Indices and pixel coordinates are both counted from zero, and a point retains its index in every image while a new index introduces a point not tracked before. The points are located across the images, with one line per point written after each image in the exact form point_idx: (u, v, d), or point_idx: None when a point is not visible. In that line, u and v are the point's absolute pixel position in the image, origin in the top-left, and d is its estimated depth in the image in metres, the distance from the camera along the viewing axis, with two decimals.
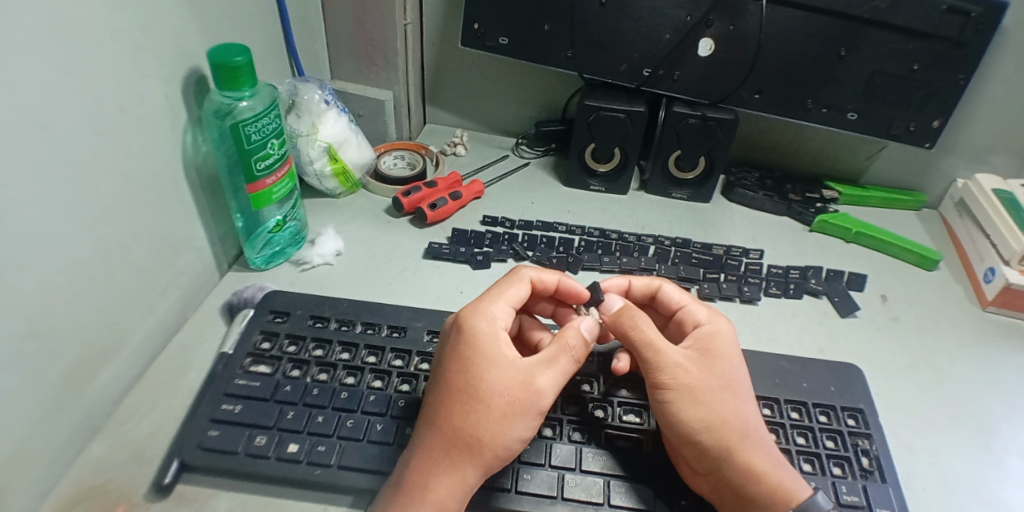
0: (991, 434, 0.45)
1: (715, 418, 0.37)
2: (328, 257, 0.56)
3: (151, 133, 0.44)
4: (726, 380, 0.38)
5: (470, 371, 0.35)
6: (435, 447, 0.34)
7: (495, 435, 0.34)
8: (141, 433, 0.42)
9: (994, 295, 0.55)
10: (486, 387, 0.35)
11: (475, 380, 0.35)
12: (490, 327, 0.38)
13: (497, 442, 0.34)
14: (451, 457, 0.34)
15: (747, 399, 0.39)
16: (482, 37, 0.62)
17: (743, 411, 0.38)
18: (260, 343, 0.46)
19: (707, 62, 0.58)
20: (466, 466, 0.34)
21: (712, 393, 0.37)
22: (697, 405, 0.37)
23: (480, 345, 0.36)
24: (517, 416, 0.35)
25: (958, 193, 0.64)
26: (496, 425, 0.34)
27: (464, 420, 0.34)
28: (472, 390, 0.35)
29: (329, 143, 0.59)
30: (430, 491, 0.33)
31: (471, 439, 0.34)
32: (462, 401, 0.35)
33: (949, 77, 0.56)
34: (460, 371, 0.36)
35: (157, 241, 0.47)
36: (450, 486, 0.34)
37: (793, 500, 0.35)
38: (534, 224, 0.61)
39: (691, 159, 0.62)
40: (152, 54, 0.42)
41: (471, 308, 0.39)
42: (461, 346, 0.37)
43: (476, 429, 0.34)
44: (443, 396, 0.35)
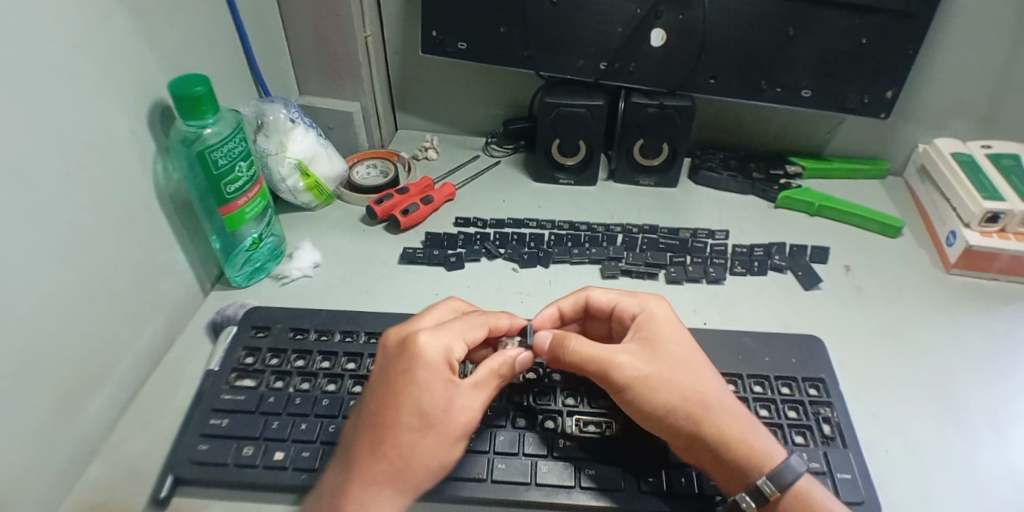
0: (951, 393, 0.47)
1: (688, 398, 0.38)
2: (306, 270, 0.58)
3: (122, 166, 0.46)
4: (682, 362, 0.40)
5: (420, 398, 0.36)
6: (374, 469, 0.34)
7: (432, 459, 0.36)
8: (134, 453, 0.44)
9: (956, 258, 0.56)
10: (432, 415, 0.36)
11: (422, 407, 0.36)
12: (445, 358, 0.38)
13: (432, 466, 0.36)
14: (390, 478, 0.35)
15: (704, 371, 0.40)
16: (441, 44, 0.63)
17: (710, 387, 0.39)
18: (244, 358, 0.49)
19: (661, 53, 0.59)
20: (402, 488, 0.35)
21: (676, 374, 0.39)
22: (664, 390, 0.38)
23: (434, 372, 0.37)
24: (455, 443, 0.37)
25: (919, 158, 0.66)
26: (436, 451, 0.36)
27: (409, 446, 0.35)
28: (419, 417, 0.36)
29: (299, 159, 0.60)
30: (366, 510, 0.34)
31: (410, 464, 0.35)
32: (411, 427, 0.35)
33: (897, 48, 0.57)
34: (411, 397, 0.36)
35: (136, 269, 0.49)
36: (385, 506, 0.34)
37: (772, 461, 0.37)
38: (505, 222, 0.62)
39: (654, 147, 0.64)
40: (114, 91, 0.44)
41: (421, 331, 0.39)
42: (414, 372, 0.36)
43: (417, 453, 0.35)
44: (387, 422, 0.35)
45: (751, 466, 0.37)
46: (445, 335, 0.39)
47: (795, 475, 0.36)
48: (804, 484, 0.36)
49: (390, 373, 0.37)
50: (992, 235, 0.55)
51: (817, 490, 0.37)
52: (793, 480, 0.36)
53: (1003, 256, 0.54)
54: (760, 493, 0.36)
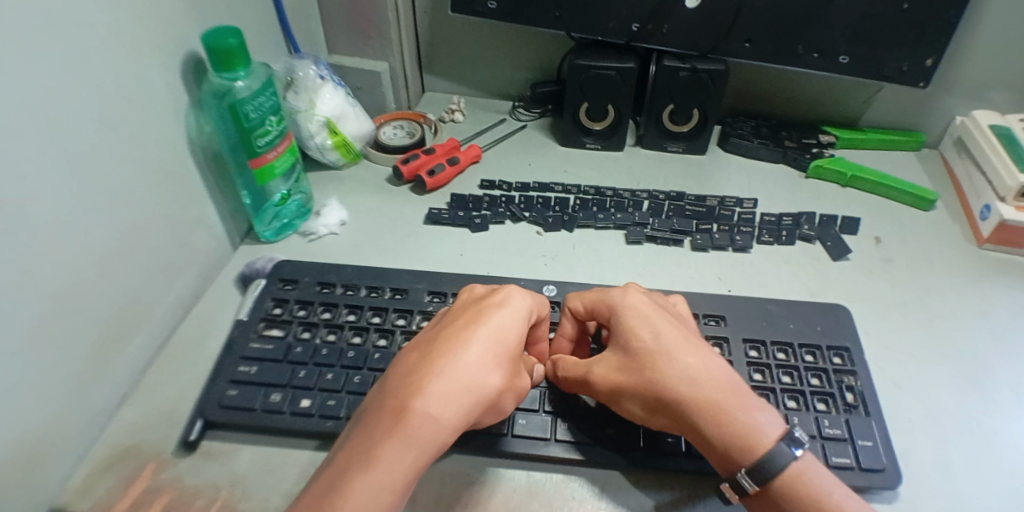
0: (980, 366, 0.47)
1: (687, 377, 0.37)
2: (333, 227, 0.59)
3: (155, 118, 0.46)
4: (678, 346, 0.39)
5: (502, 330, 0.37)
6: (451, 390, 0.33)
7: (499, 396, 0.36)
8: (168, 397, 0.46)
9: (989, 232, 0.55)
10: (508, 350, 0.37)
11: (501, 338, 0.36)
12: (529, 310, 0.39)
13: (490, 407, 0.36)
14: (465, 406, 0.33)
15: (693, 363, 0.38)
16: (470, 2, 0.62)
17: (712, 367, 0.38)
18: (272, 309, 0.50)
19: (694, 14, 0.58)
20: (469, 416, 0.34)
21: (674, 354, 0.38)
22: (666, 365, 0.38)
23: (514, 309, 0.38)
24: (510, 397, 0.38)
25: (957, 130, 0.64)
26: (503, 389, 0.36)
27: (488, 373, 0.35)
28: (498, 349, 0.36)
29: (328, 116, 0.61)
30: (437, 431, 0.32)
31: (485, 394, 0.34)
32: (492, 353, 0.35)
33: (942, 14, 0.55)
34: (496, 327, 0.37)
35: (169, 222, 0.50)
36: (451, 431, 0.33)
37: (761, 448, 0.34)
38: (530, 186, 0.62)
39: (684, 112, 0.63)
40: (148, 43, 0.44)
41: (511, 287, 0.40)
42: (521, 324, 0.38)
43: (494, 381, 0.35)
44: (471, 347, 0.35)
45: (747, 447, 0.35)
46: (529, 296, 0.40)
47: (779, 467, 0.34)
48: (791, 471, 0.34)
49: (472, 310, 0.38)
50: None
51: (808, 477, 0.34)
52: (777, 469, 0.34)
53: None
54: (740, 490, 0.35)
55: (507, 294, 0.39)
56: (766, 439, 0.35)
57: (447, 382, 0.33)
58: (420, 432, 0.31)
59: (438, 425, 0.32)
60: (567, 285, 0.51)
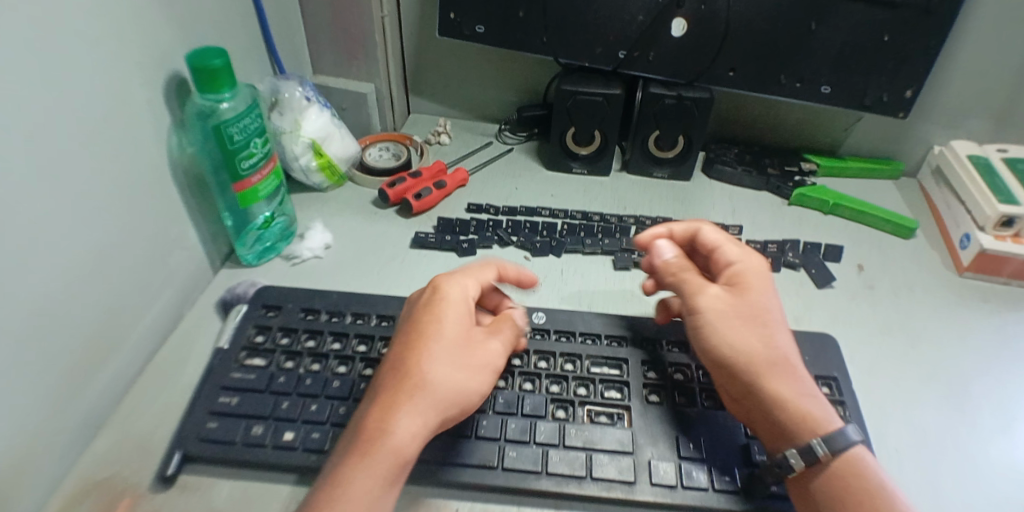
0: (963, 394, 0.47)
1: (766, 343, 0.40)
2: (317, 250, 0.58)
3: (135, 138, 0.45)
4: (768, 310, 0.42)
5: (434, 326, 0.40)
6: (392, 402, 0.36)
7: (452, 381, 0.38)
8: (144, 427, 0.45)
9: (969, 260, 0.56)
10: (445, 339, 0.39)
11: (433, 332, 0.39)
12: (460, 297, 0.42)
13: (454, 392, 0.38)
14: (410, 408, 0.36)
15: (782, 331, 0.42)
16: (459, 25, 0.62)
17: (787, 340, 0.41)
18: (254, 337, 0.49)
19: (680, 42, 0.58)
20: (423, 412, 0.36)
21: (756, 318, 0.42)
22: (771, 324, 0.41)
23: (440, 304, 0.41)
24: (475, 372, 0.39)
25: (935, 160, 0.66)
26: (455, 373, 0.38)
27: (425, 368, 0.37)
28: (430, 343, 0.39)
29: (313, 138, 0.60)
30: (391, 439, 0.35)
31: (427, 385, 0.37)
32: (424, 351, 0.38)
33: (920, 44, 0.56)
34: (426, 326, 0.40)
35: (147, 243, 0.48)
36: (410, 431, 0.35)
37: (829, 426, 0.38)
38: (518, 210, 0.62)
39: (670, 138, 0.63)
40: (130, 60, 0.43)
41: (442, 278, 0.44)
42: (449, 312, 0.41)
43: (434, 372, 0.37)
44: (408, 354, 0.38)
45: (809, 423, 0.38)
46: (459, 281, 0.43)
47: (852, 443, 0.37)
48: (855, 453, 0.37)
49: (407, 323, 0.42)
50: (1006, 240, 0.55)
51: (864, 461, 0.37)
52: (846, 448, 0.36)
53: (1015, 260, 0.54)
54: (809, 458, 0.36)
55: (438, 289, 0.43)
56: (832, 426, 0.38)
57: (385, 396, 0.36)
58: (378, 448, 0.34)
59: (399, 439, 0.35)
60: (556, 312, 0.50)
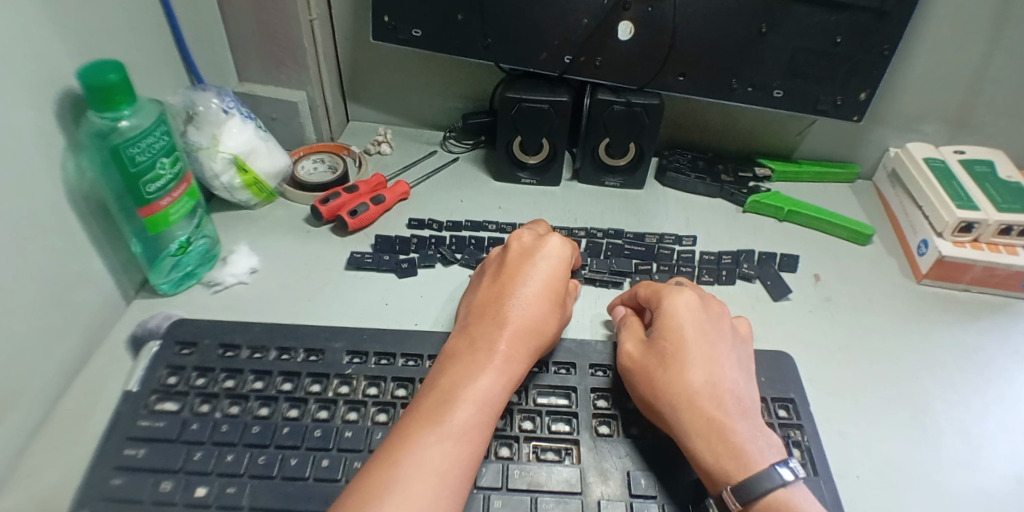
0: (921, 412, 0.46)
1: (687, 387, 0.38)
2: (241, 276, 0.53)
3: (20, 165, 0.40)
4: (695, 355, 0.40)
5: (550, 274, 0.45)
6: (515, 333, 0.41)
7: (555, 331, 0.43)
8: (43, 488, 0.40)
9: (927, 268, 0.56)
10: (557, 290, 0.45)
11: (549, 282, 0.44)
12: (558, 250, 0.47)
13: (545, 335, 0.42)
14: (522, 344, 0.40)
15: (722, 369, 0.40)
16: (394, 30, 0.58)
17: (716, 379, 0.39)
18: (166, 378, 0.44)
19: (628, 46, 0.55)
20: (532, 352, 0.41)
21: (685, 362, 0.40)
22: (708, 365, 0.40)
23: (554, 256, 0.46)
24: (562, 326, 0.45)
25: (890, 162, 0.65)
26: (556, 324, 0.44)
27: (541, 314, 0.43)
28: (548, 290, 0.44)
29: (234, 154, 0.55)
30: (509, 366, 0.39)
31: (543, 330, 0.42)
32: (542, 297, 0.43)
33: (875, 48, 0.54)
34: (542, 272, 0.44)
35: (43, 280, 0.43)
36: (519, 367, 0.40)
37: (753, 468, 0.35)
38: (463, 225, 0.58)
39: (621, 146, 0.60)
40: (13, 81, 0.38)
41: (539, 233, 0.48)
42: (553, 263, 0.45)
43: (545, 322, 0.43)
44: (524, 295, 0.43)
45: (728, 470, 0.35)
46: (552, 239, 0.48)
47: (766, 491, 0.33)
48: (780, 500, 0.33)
49: (507, 267, 0.45)
50: (965, 246, 0.54)
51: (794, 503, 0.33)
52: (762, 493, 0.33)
53: (976, 267, 0.54)
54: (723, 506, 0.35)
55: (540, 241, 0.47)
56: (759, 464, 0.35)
57: (511, 326, 0.41)
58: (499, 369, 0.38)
59: (509, 367, 0.39)
60: None
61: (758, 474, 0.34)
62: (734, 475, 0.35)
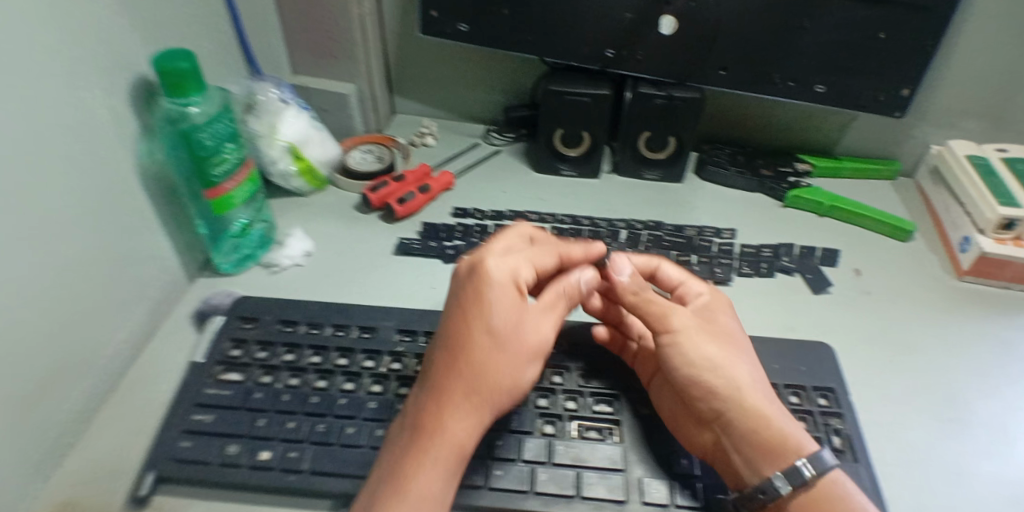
0: (961, 408, 0.46)
1: (723, 360, 0.38)
2: (297, 258, 0.56)
3: (100, 147, 0.43)
4: (725, 335, 0.40)
5: (494, 318, 0.36)
6: (459, 393, 0.35)
7: (508, 380, 0.36)
8: (115, 447, 0.43)
9: (969, 265, 0.55)
10: (511, 333, 0.37)
11: (496, 327, 0.36)
12: (510, 277, 0.38)
13: (500, 385, 0.36)
14: (466, 402, 0.35)
15: (751, 355, 0.40)
16: (441, 23, 0.60)
17: (748, 362, 0.39)
18: (230, 350, 0.47)
19: (668, 40, 0.56)
20: (480, 411, 0.36)
21: (719, 339, 0.40)
22: (742, 350, 0.40)
23: (502, 290, 0.37)
24: (526, 362, 0.37)
25: (933, 159, 0.65)
26: (510, 369, 0.36)
27: (486, 364, 0.36)
28: (493, 337, 0.36)
29: (290, 142, 0.58)
30: (450, 437, 0.34)
31: (490, 388, 0.36)
32: (486, 348, 0.36)
33: (917, 44, 0.55)
34: (482, 317, 0.36)
35: (116, 255, 0.46)
36: (466, 429, 0.35)
37: (806, 449, 0.35)
38: (505, 214, 0.60)
39: (661, 139, 0.62)
40: (90, 65, 0.41)
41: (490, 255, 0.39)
42: (495, 301, 0.37)
43: (497, 374, 0.36)
44: (466, 347, 0.36)
45: (780, 449, 0.35)
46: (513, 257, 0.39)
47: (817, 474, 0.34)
48: (828, 482, 0.34)
49: (455, 306, 0.37)
50: (1006, 243, 0.54)
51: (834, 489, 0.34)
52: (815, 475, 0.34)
53: (1015, 263, 0.54)
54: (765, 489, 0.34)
55: (483, 274, 0.37)
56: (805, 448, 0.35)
57: (452, 387, 0.35)
58: (436, 447, 0.34)
59: (454, 432, 0.34)
60: None
61: (808, 454, 0.35)
62: (786, 455, 0.35)
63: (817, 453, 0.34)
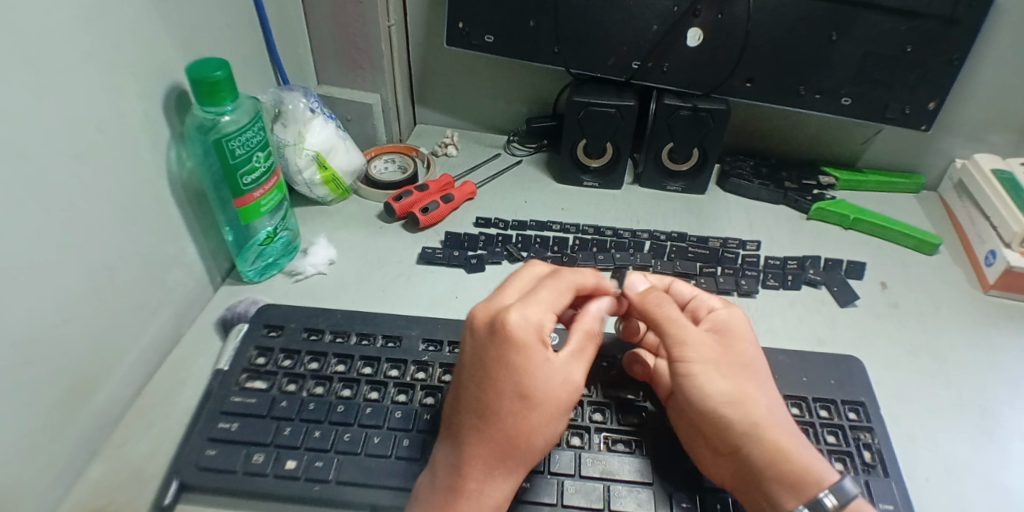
0: (993, 420, 0.45)
1: (739, 394, 0.37)
2: (321, 267, 0.57)
3: (134, 153, 0.44)
4: (738, 363, 0.39)
5: (528, 380, 0.35)
6: (487, 458, 0.34)
7: (546, 439, 0.36)
8: (140, 453, 0.42)
9: (995, 278, 0.55)
10: (541, 401, 0.35)
11: (530, 390, 0.35)
12: (537, 333, 0.36)
13: (526, 446, 0.35)
14: (496, 464, 0.34)
15: (769, 381, 0.39)
16: (467, 35, 0.63)
17: (763, 393, 0.38)
18: (255, 358, 0.46)
19: (695, 51, 0.59)
20: (515, 470, 0.35)
21: (734, 370, 0.38)
22: (761, 380, 0.39)
23: (531, 353, 0.35)
24: (562, 416, 0.36)
25: (957, 173, 0.65)
26: (546, 427, 0.35)
27: (519, 427, 0.35)
28: (529, 399, 0.35)
29: (317, 151, 0.59)
30: (487, 500, 0.34)
31: (525, 448, 0.35)
32: (519, 412, 0.35)
33: (943, 57, 0.56)
34: (512, 380, 0.35)
35: (145, 260, 0.46)
36: (500, 489, 0.34)
37: (826, 481, 0.34)
38: (528, 224, 0.61)
39: (684, 151, 0.63)
40: (128, 72, 0.42)
41: (513, 310, 0.36)
42: (512, 358, 0.35)
43: (533, 436, 0.35)
44: (501, 412, 0.34)
45: (802, 483, 0.34)
46: (537, 309, 0.37)
47: (840, 505, 0.32)
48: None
49: (479, 369, 0.36)
50: None
51: None
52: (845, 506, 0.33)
53: None
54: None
55: (514, 336, 0.35)
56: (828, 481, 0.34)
57: (478, 454, 0.34)
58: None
59: (485, 497, 0.34)
60: None
61: (829, 484, 0.33)
62: (808, 488, 0.34)
63: (839, 484, 0.33)
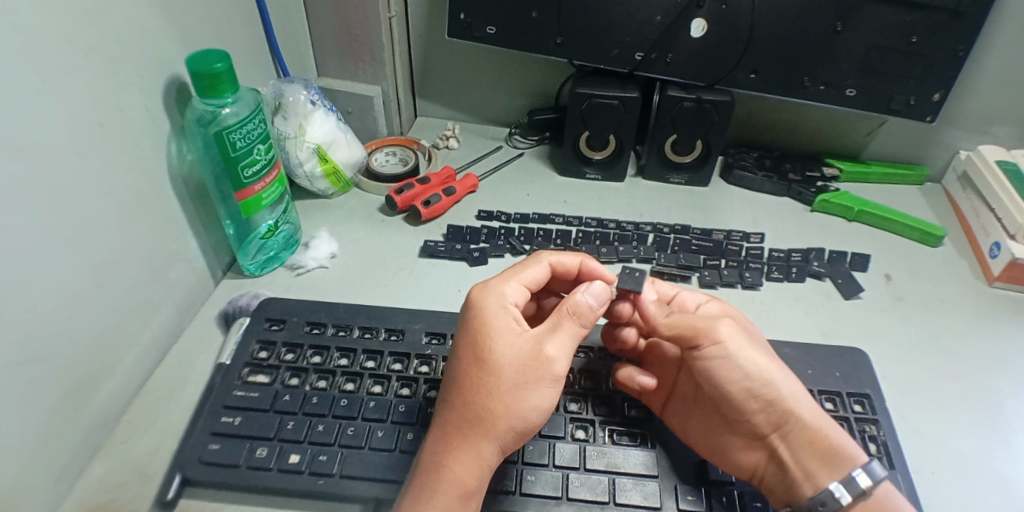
0: (1000, 411, 0.45)
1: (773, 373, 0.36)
2: (322, 260, 0.56)
3: (136, 146, 0.43)
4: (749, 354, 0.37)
5: (482, 344, 0.35)
6: (449, 429, 0.34)
7: (508, 407, 0.34)
8: (143, 449, 0.42)
9: (999, 270, 0.55)
10: (496, 364, 0.34)
11: (483, 354, 0.35)
12: (496, 300, 0.37)
13: (484, 413, 0.33)
14: (459, 436, 0.34)
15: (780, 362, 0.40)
16: (469, 27, 0.62)
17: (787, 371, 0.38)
18: (257, 353, 0.46)
19: (700, 43, 0.58)
20: (482, 443, 0.33)
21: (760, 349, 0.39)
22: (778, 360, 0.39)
23: (488, 317, 0.36)
24: (527, 385, 0.34)
25: (962, 165, 0.65)
26: (505, 394, 0.34)
27: (476, 394, 0.34)
28: (481, 363, 0.34)
29: (318, 144, 0.59)
30: (449, 473, 0.33)
31: (484, 419, 0.33)
32: (473, 377, 0.34)
33: (949, 48, 0.56)
34: (469, 347, 0.35)
35: (147, 256, 0.46)
36: (466, 464, 0.33)
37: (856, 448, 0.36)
38: (531, 217, 0.60)
39: (688, 143, 0.63)
40: (130, 65, 0.41)
41: (478, 285, 0.39)
42: (468, 324, 0.36)
43: (490, 403, 0.33)
44: (460, 378, 0.35)
45: (843, 450, 0.35)
46: (499, 282, 0.39)
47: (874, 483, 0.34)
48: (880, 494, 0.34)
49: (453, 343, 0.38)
50: None
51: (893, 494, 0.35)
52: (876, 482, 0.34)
53: None
54: (851, 489, 0.34)
55: (471, 303, 0.38)
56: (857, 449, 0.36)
57: (442, 424, 0.34)
58: (436, 486, 0.32)
59: (451, 470, 0.33)
60: None
61: (861, 461, 0.35)
62: (851, 454, 0.35)
63: (869, 465, 0.34)
